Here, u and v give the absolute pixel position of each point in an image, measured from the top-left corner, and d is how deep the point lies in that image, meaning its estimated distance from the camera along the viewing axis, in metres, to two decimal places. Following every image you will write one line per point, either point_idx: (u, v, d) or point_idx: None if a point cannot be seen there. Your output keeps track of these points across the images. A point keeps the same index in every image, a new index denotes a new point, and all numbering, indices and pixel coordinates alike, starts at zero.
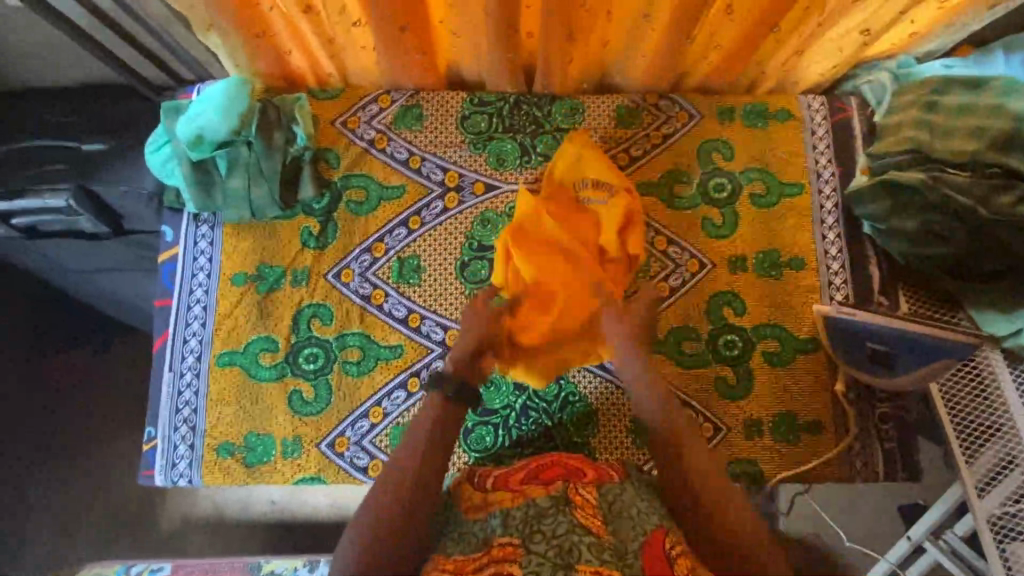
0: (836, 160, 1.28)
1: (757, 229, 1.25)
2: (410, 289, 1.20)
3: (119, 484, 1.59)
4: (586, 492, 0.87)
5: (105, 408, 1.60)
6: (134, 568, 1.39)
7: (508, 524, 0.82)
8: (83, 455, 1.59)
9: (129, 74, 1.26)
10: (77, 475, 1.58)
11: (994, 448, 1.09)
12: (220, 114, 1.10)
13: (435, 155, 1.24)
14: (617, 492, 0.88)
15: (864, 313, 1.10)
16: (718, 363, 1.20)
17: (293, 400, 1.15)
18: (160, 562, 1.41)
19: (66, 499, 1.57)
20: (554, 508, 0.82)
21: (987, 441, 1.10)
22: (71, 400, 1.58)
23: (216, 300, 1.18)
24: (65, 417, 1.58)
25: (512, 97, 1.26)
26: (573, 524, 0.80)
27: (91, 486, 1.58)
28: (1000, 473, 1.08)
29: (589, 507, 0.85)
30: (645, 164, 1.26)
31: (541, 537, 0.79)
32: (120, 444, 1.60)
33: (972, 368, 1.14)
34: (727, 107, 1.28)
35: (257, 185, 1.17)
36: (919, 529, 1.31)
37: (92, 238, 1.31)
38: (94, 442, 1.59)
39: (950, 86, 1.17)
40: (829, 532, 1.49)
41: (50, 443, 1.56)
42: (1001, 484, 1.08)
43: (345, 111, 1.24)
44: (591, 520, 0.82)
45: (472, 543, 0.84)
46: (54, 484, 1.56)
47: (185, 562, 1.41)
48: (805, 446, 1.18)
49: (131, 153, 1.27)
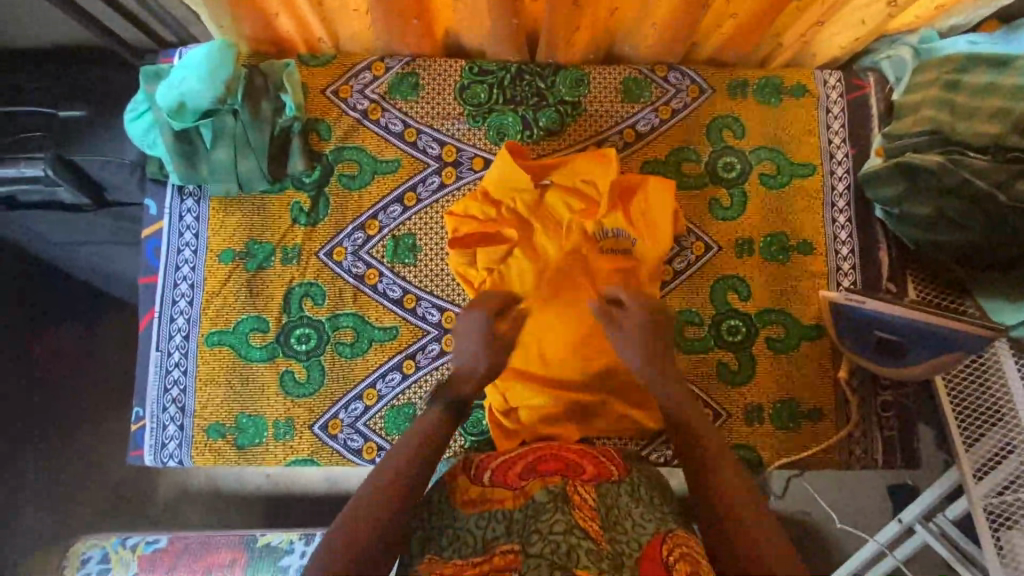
0: (850, 139, 1.23)
1: (766, 211, 1.21)
2: (405, 269, 1.16)
3: (110, 459, 1.58)
4: (586, 491, 0.87)
5: (94, 383, 1.57)
6: (130, 541, 1.41)
7: (510, 531, 0.82)
8: (73, 429, 1.56)
9: (107, 35, 1.18)
10: (70, 449, 1.56)
11: (995, 437, 1.08)
12: (203, 81, 1.03)
13: (432, 128, 1.18)
14: (614, 494, 0.89)
15: (876, 302, 1.05)
16: (719, 348, 1.18)
17: (286, 382, 1.12)
18: (156, 535, 1.42)
19: (59, 472, 1.55)
20: (552, 505, 0.83)
21: (989, 429, 1.09)
22: (62, 395, 1.57)
23: (203, 277, 1.14)
24: (58, 414, 1.56)
25: (513, 66, 1.19)
26: (572, 525, 0.80)
27: (82, 462, 1.56)
28: (998, 456, 1.08)
29: (588, 510, 0.84)
30: (652, 141, 1.21)
31: (536, 537, 0.79)
32: (113, 418, 1.58)
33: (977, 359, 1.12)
34: (740, 81, 1.22)
35: (244, 157, 1.11)
36: (912, 512, 1.30)
37: (73, 209, 1.27)
38: (83, 416, 1.57)
39: (975, 63, 1.11)
40: (820, 512, 1.50)
41: (42, 417, 1.55)
42: (999, 466, 1.08)
43: (336, 79, 1.17)
44: (590, 524, 0.81)
45: (470, 547, 0.83)
46: (46, 458, 1.55)
47: (182, 535, 1.42)
48: (804, 433, 1.17)
49: (112, 120, 1.20)
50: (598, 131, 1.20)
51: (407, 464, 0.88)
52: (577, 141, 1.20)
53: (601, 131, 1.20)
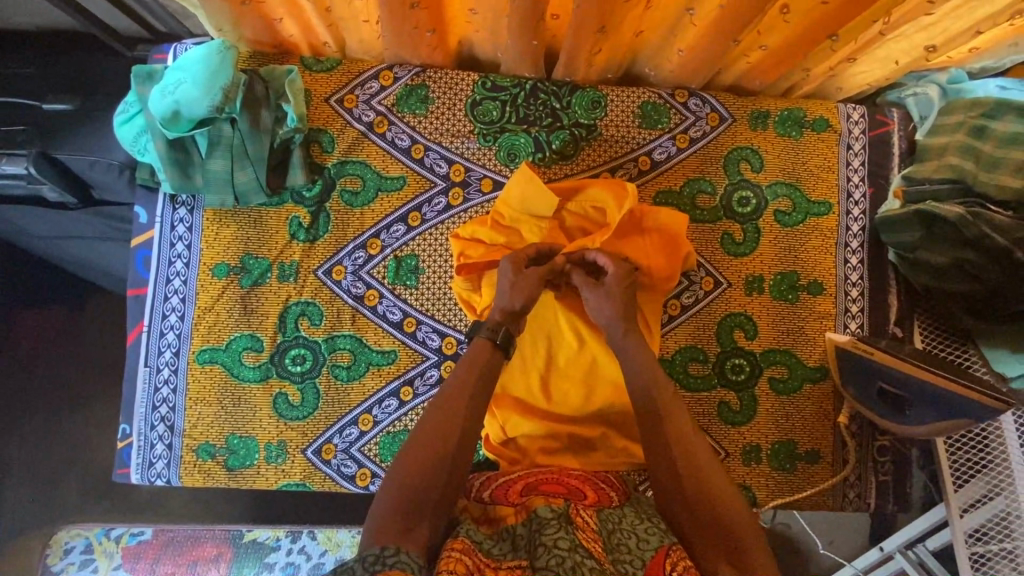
0: (869, 179, 1.20)
1: (778, 248, 1.18)
2: (406, 291, 1.12)
3: (91, 443, 1.46)
4: (587, 514, 0.81)
5: (73, 368, 1.47)
6: (115, 531, 1.39)
7: (516, 548, 0.76)
8: (52, 410, 1.46)
9: (94, 24, 1.11)
10: (41, 438, 1.45)
11: (981, 483, 1.07)
12: (199, 86, 0.97)
13: (440, 145, 1.13)
14: (616, 519, 0.81)
15: (885, 354, 1.03)
16: (722, 388, 1.16)
17: (278, 404, 1.10)
18: (140, 526, 1.40)
19: (29, 466, 1.44)
20: (556, 523, 0.76)
21: (976, 476, 1.08)
22: (30, 386, 1.46)
23: (196, 292, 1.10)
24: (24, 409, 1.45)
25: (528, 83, 1.13)
26: (576, 544, 0.73)
27: (64, 442, 1.46)
28: (984, 497, 1.06)
29: (590, 532, 0.77)
30: (668, 170, 1.17)
31: (541, 550, 0.72)
32: (91, 403, 1.47)
33: (977, 433, 1.09)
34: (762, 111, 1.18)
35: (241, 168, 1.05)
36: (894, 542, 1.24)
37: (58, 207, 1.15)
38: (61, 398, 1.46)
39: (1004, 110, 1.07)
40: (800, 526, 1.48)
41: (15, 401, 1.45)
42: (984, 507, 1.05)
43: (341, 87, 1.11)
44: (593, 544, 0.75)
45: (499, 548, 0.77)
46: (26, 439, 1.45)
47: (168, 527, 1.40)
48: (800, 475, 1.18)
49: (99, 117, 1.13)
50: (613, 157, 1.16)
51: (450, 414, 0.84)
52: (591, 166, 1.16)
53: (616, 157, 1.16)
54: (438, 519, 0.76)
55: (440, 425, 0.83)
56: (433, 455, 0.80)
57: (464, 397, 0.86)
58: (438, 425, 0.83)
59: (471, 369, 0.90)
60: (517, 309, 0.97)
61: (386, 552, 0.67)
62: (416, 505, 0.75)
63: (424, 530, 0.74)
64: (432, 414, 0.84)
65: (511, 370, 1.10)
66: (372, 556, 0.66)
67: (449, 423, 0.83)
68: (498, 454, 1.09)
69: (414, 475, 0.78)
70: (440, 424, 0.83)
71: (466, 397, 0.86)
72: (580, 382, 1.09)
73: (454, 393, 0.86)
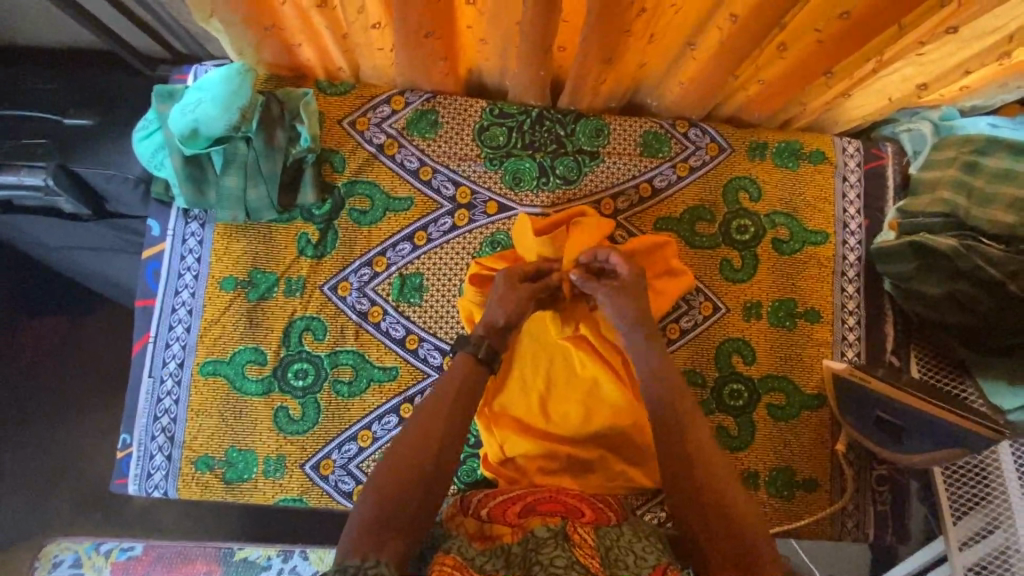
0: (865, 211, 1.23)
1: (776, 275, 1.20)
2: (410, 309, 1.14)
3: (87, 453, 1.46)
4: (586, 531, 0.80)
5: (73, 377, 1.48)
6: (105, 546, 1.35)
7: (510, 566, 0.77)
8: (51, 418, 1.46)
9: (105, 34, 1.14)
10: (38, 446, 1.45)
11: (979, 516, 1.06)
12: (218, 107, 1.01)
13: (447, 167, 1.16)
14: (614, 537, 0.81)
15: (881, 383, 1.03)
16: (721, 412, 1.17)
17: (279, 417, 1.11)
18: (131, 541, 1.36)
19: (23, 475, 1.44)
20: (553, 542, 0.77)
21: (973, 509, 1.07)
22: (31, 393, 1.46)
23: (203, 303, 1.12)
24: (23, 417, 1.45)
25: (535, 111, 1.17)
26: (573, 561, 0.74)
27: (61, 451, 1.45)
28: (983, 531, 1.05)
29: (588, 548, 0.77)
30: (670, 196, 1.20)
31: (538, 568, 0.74)
32: (90, 412, 1.47)
33: (975, 465, 1.08)
34: (760, 143, 1.22)
35: (255, 185, 1.08)
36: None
37: (71, 217, 1.18)
38: (59, 407, 1.46)
39: (995, 146, 1.11)
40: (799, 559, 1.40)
41: (12, 409, 1.45)
42: (983, 541, 1.05)
43: (353, 110, 1.15)
44: (590, 560, 0.76)
45: (495, 565, 0.77)
46: (22, 447, 1.45)
47: (159, 543, 1.37)
48: (798, 502, 1.18)
49: (116, 132, 1.17)
50: (614, 183, 1.19)
51: (435, 422, 0.86)
52: (592, 191, 1.19)
53: (618, 182, 1.19)
54: (415, 533, 0.78)
55: (421, 437, 0.84)
56: (417, 465, 0.81)
57: (447, 412, 0.88)
58: (417, 440, 0.84)
59: (455, 382, 0.91)
60: (506, 317, 0.98)
61: (366, 563, 0.67)
62: (391, 522, 0.76)
63: (398, 544, 0.76)
64: (414, 423, 0.86)
65: (509, 383, 1.11)
66: (353, 567, 0.66)
67: (429, 436, 0.85)
68: (496, 473, 1.09)
69: (392, 489, 0.79)
70: (421, 439, 0.84)
71: (448, 407, 0.88)
72: (579, 403, 1.08)
73: (443, 403, 0.88)
